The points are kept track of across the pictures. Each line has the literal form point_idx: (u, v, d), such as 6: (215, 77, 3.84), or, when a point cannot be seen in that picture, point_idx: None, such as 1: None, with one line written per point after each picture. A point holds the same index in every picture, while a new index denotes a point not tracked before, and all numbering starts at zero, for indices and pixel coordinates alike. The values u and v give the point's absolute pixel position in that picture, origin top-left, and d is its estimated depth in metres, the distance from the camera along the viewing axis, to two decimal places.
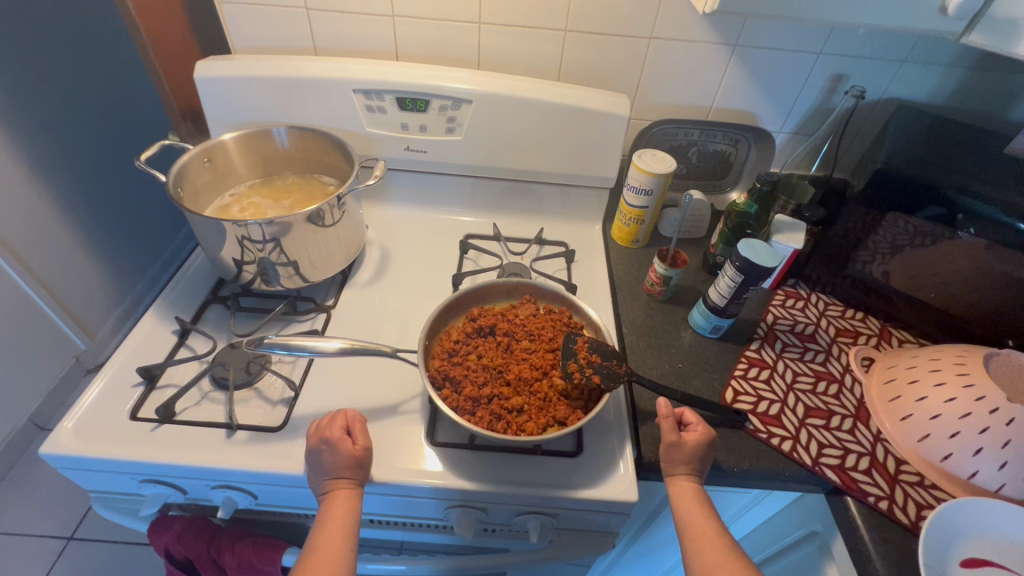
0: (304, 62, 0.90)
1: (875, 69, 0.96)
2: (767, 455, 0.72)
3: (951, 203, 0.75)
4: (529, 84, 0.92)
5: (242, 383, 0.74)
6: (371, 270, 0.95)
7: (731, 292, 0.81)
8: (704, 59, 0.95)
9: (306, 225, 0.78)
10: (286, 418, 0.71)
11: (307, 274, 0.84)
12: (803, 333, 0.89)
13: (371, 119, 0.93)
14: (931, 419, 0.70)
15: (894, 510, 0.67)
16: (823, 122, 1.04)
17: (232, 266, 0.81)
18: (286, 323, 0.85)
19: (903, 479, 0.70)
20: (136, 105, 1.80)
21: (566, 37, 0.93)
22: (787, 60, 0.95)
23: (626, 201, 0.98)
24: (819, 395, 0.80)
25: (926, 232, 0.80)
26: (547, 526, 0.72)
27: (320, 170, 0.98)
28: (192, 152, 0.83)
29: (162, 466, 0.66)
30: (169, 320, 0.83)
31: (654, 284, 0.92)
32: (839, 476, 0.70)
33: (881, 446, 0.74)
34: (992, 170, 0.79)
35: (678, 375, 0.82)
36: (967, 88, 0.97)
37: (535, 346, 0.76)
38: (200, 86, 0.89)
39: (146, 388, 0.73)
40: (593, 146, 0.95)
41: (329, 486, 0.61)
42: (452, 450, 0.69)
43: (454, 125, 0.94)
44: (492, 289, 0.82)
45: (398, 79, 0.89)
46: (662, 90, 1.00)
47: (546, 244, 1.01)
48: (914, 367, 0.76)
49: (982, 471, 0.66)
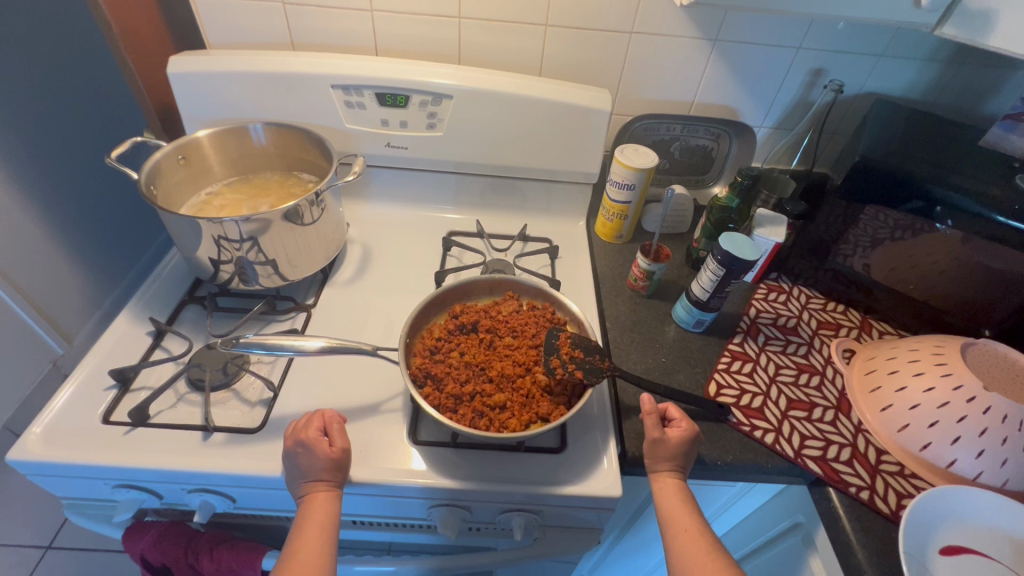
0: (283, 57, 0.89)
1: (853, 64, 0.96)
2: (751, 447, 0.73)
3: (929, 196, 0.76)
4: (511, 79, 0.91)
5: (219, 384, 0.73)
6: (352, 268, 0.94)
7: (713, 286, 0.81)
8: (685, 53, 0.95)
9: (284, 222, 0.76)
10: (264, 419, 0.69)
11: (286, 273, 0.83)
12: (785, 326, 0.90)
13: (351, 115, 0.92)
14: (911, 409, 0.71)
15: (875, 500, 0.68)
16: (803, 117, 1.04)
17: (209, 266, 0.79)
18: (265, 323, 0.83)
19: (884, 469, 0.71)
20: (112, 103, 1.76)
21: (547, 32, 0.93)
22: (767, 54, 0.95)
23: (609, 197, 0.98)
24: (801, 387, 0.80)
25: (905, 225, 0.81)
26: (532, 523, 0.71)
27: (299, 167, 0.96)
28: (165, 149, 0.82)
29: (135, 470, 0.64)
30: (144, 322, 0.81)
31: (637, 279, 0.92)
32: (821, 468, 0.71)
33: (862, 437, 0.74)
34: (967, 162, 0.80)
35: (662, 370, 0.82)
36: (943, 83, 0.98)
37: (519, 342, 0.75)
38: (174, 82, 0.87)
39: (120, 391, 0.71)
40: (576, 140, 0.94)
41: (307, 489, 0.60)
42: (434, 448, 0.68)
43: (436, 120, 0.93)
44: (475, 286, 0.82)
45: (377, 75, 0.87)
46: (643, 85, 1.00)
47: (530, 240, 1.01)
48: (894, 358, 0.76)
49: (960, 459, 0.67)
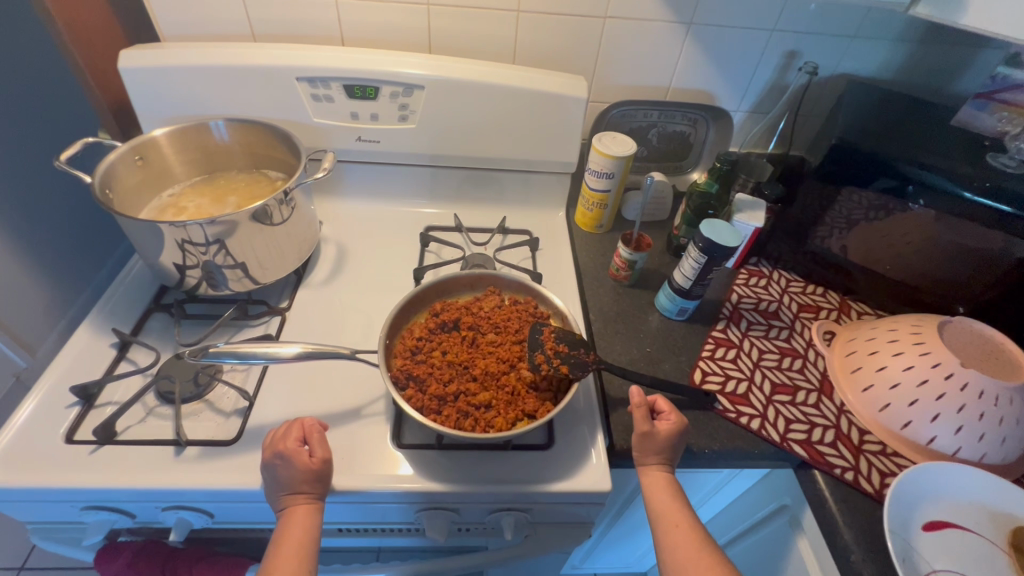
0: (242, 48, 0.84)
1: (826, 45, 0.96)
2: (737, 434, 0.73)
3: (903, 176, 0.76)
4: (484, 67, 0.88)
5: (190, 396, 0.69)
6: (327, 268, 0.91)
7: (695, 274, 0.81)
8: (659, 38, 0.94)
9: (252, 223, 0.73)
10: (239, 430, 0.67)
11: (257, 276, 0.79)
12: (766, 311, 0.90)
13: (318, 108, 0.88)
14: (891, 388, 0.72)
15: (860, 480, 0.68)
16: (779, 100, 1.04)
17: (174, 272, 0.75)
18: (237, 329, 0.80)
19: (866, 448, 0.72)
20: (65, 101, 1.67)
21: (520, 18, 0.90)
22: (742, 37, 0.94)
23: (588, 185, 0.96)
24: (785, 371, 0.81)
25: (880, 206, 0.81)
26: (522, 521, 0.71)
27: (266, 165, 0.92)
28: (120, 150, 0.77)
29: (103, 491, 0.61)
30: (107, 333, 0.77)
31: (619, 269, 0.91)
32: (807, 451, 0.71)
33: (845, 418, 0.75)
34: (939, 142, 0.80)
35: (647, 360, 0.82)
36: (913, 62, 0.99)
37: (502, 339, 0.73)
38: (126, 79, 0.82)
39: (83, 407, 0.68)
40: (553, 129, 0.92)
41: (286, 502, 0.58)
42: (419, 451, 0.66)
43: (408, 112, 0.89)
44: (455, 282, 0.80)
45: (346, 65, 0.84)
46: (619, 71, 0.98)
47: (509, 233, 0.99)
48: (873, 338, 0.77)
49: (940, 436, 0.68)
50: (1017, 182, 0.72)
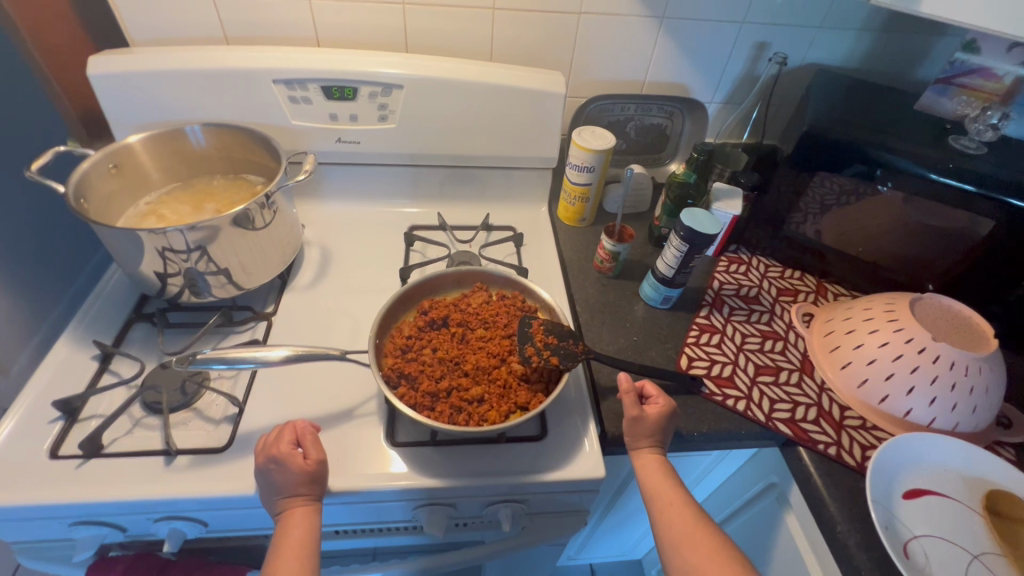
0: (215, 51, 0.83)
1: (794, 36, 0.99)
2: (724, 416, 0.75)
3: (871, 160, 0.79)
4: (462, 64, 0.88)
5: (178, 405, 0.68)
6: (312, 271, 0.90)
7: (677, 262, 0.82)
8: (633, 33, 0.95)
9: (234, 228, 0.72)
10: (230, 437, 0.66)
11: (241, 282, 0.78)
12: (747, 296, 0.93)
13: (296, 111, 0.87)
14: (868, 364, 0.75)
15: (842, 454, 0.71)
16: (751, 90, 1.07)
17: (156, 280, 0.74)
18: (223, 336, 0.79)
19: (847, 424, 0.74)
20: (30, 111, 1.62)
21: (496, 15, 0.91)
22: (713, 30, 0.96)
23: (569, 179, 0.97)
24: (767, 353, 0.83)
25: (851, 190, 0.84)
26: (519, 513, 0.71)
27: (245, 169, 0.91)
28: (93, 158, 0.76)
29: (93, 504, 0.60)
30: (88, 346, 0.76)
31: (603, 261, 0.92)
32: (791, 429, 0.73)
33: (826, 395, 0.78)
34: (904, 126, 0.83)
35: (634, 348, 0.83)
36: (877, 51, 1.02)
37: (491, 334, 0.74)
38: (96, 86, 0.80)
39: (67, 422, 0.66)
40: (532, 125, 0.93)
41: (284, 505, 0.58)
42: (414, 448, 0.67)
43: (387, 112, 0.89)
44: (442, 279, 0.80)
45: (322, 66, 0.83)
46: (595, 66, 1.00)
47: (494, 229, 1.00)
48: (850, 318, 0.80)
49: (915, 408, 0.71)
50: (978, 163, 0.76)
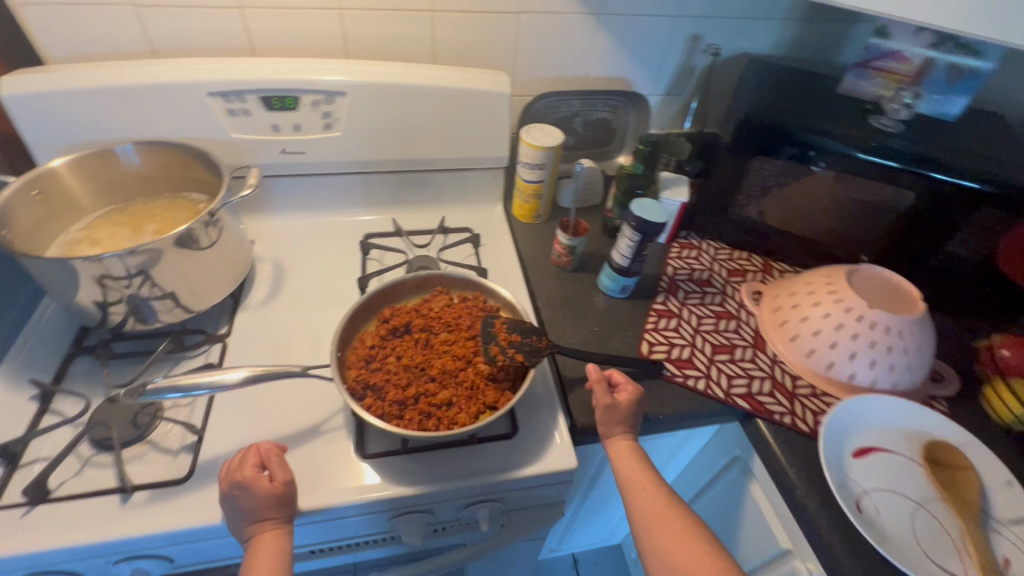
0: (142, 66, 0.79)
1: (725, 27, 1.03)
2: (687, 396, 0.78)
3: (803, 143, 0.83)
4: (405, 68, 0.88)
5: (131, 439, 0.65)
6: (266, 287, 0.88)
7: (632, 252, 0.85)
8: (572, 30, 0.97)
9: (178, 249, 0.69)
10: (191, 467, 0.63)
11: (190, 304, 0.75)
12: (700, 279, 0.96)
13: (236, 124, 0.84)
14: (813, 335, 0.79)
15: (797, 422, 0.75)
16: (689, 81, 1.11)
17: (96, 310, 0.70)
18: (174, 362, 0.75)
19: (799, 392, 0.79)
20: None
21: (435, 18, 0.90)
22: (649, 24, 0.99)
23: (521, 177, 0.98)
24: (722, 332, 0.87)
25: (787, 172, 0.89)
26: (496, 511, 0.72)
27: (184, 187, 0.87)
28: (14, 185, 0.71)
29: (44, 553, 0.56)
30: (25, 385, 0.71)
31: (561, 255, 0.94)
32: (749, 402, 0.77)
33: (778, 367, 0.82)
34: (830, 109, 0.89)
35: (597, 339, 0.85)
36: (801, 39, 1.08)
37: (455, 336, 0.74)
38: (11, 108, 0.75)
39: (7, 469, 0.62)
40: (481, 126, 0.93)
41: (253, 531, 0.57)
42: (385, 459, 0.66)
43: (332, 120, 0.88)
44: (401, 286, 0.79)
45: (260, 76, 0.81)
46: (538, 64, 1.01)
47: (450, 232, 1.00)
48: (794, 293, 0.84)
49: (858, 372, 0.76)
50: (898, 140, 0.81)
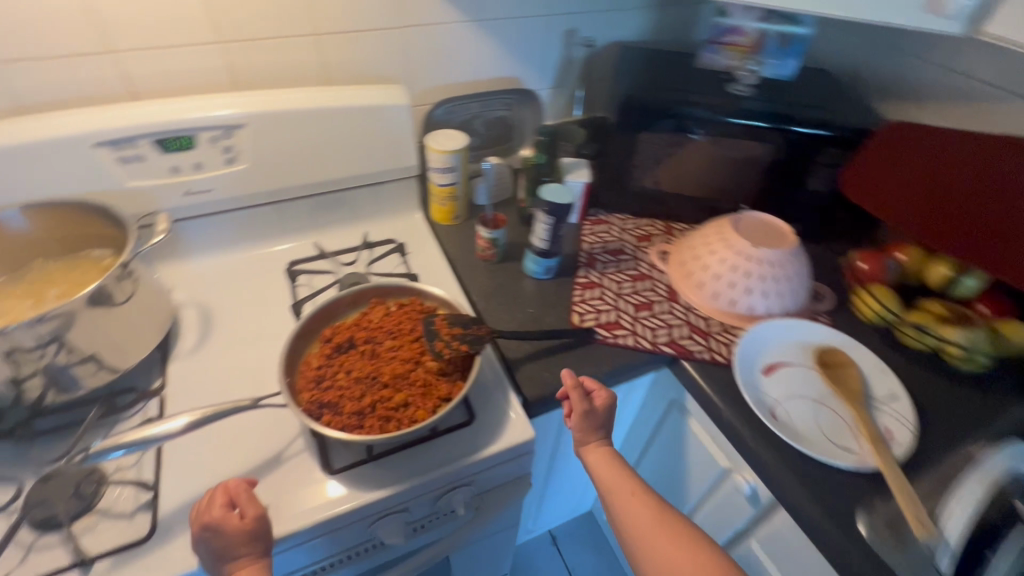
0: (11, 125, 0.74)
1: (595, 20, 1.13)
2: (620, 354, 0.86)
3: (677, 114, 0.94)
4: (300, 93, 0.89)
5: (78, 511, 0.62)
6: (194, 333, 0.86)
7: (549, 234, 0.92)
8: (457, 37, 1.03)
9: (92, 308, 0.67)
10: (153, 523, 0.62)
11: (116, 363, 0.72)
12: (614, 249, 1.06)
13: (129, 172, 0.82)
14: (715, 279, 0.91)
15: (715, 356, 0.86)
16: (573, 72, 1.20)
17: (9, 389, 0.66)
18: (110, 426, 0.72)
19: (713, 330, 0.90)
20: None
21: (322, 40, 0.92)
22: (527, 25, 1.07)
23: (435, 182, 1.02)
24: (641, 292, 0.96)
25: (670, 141, 1.00)
26: (470, 495, 0.76)
27: (83, 245, 0.83)
28: None
29: None
30: None
31: (485, 249, 0.99)
32: (673, 347, 0.87)
33: (692, 313, 0.93)
34: (695, 82, 1.01)
35: (533, 319, 0.91)
36: (661, 23, 1.21)
37: (399, 341, 0.77)
38: None
39: None
40: (386, 138, 0.96)
41: (230, 569, 0.57)
42: (354, 469, 0.68)
43: (233, 154, 0.87)
44: (337, 304, 0.81)
45: (148, 120, 0.79)
46: (431, 73, 1.05)
47: (375, 245, 1.02)
48: (694, 246, 0.96)
49: (755, 303, 0.89)
50: (752, 102, 0.95)
